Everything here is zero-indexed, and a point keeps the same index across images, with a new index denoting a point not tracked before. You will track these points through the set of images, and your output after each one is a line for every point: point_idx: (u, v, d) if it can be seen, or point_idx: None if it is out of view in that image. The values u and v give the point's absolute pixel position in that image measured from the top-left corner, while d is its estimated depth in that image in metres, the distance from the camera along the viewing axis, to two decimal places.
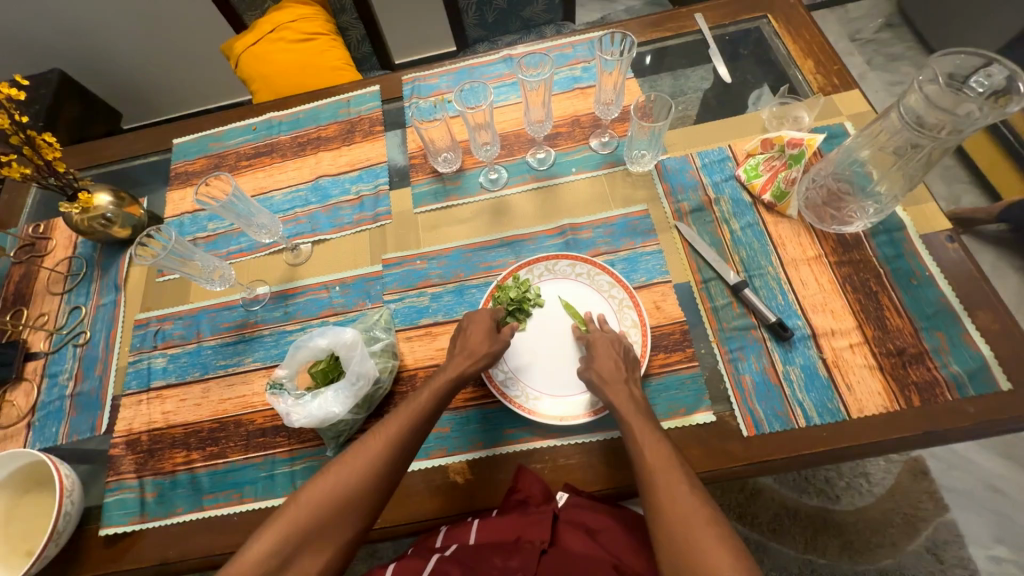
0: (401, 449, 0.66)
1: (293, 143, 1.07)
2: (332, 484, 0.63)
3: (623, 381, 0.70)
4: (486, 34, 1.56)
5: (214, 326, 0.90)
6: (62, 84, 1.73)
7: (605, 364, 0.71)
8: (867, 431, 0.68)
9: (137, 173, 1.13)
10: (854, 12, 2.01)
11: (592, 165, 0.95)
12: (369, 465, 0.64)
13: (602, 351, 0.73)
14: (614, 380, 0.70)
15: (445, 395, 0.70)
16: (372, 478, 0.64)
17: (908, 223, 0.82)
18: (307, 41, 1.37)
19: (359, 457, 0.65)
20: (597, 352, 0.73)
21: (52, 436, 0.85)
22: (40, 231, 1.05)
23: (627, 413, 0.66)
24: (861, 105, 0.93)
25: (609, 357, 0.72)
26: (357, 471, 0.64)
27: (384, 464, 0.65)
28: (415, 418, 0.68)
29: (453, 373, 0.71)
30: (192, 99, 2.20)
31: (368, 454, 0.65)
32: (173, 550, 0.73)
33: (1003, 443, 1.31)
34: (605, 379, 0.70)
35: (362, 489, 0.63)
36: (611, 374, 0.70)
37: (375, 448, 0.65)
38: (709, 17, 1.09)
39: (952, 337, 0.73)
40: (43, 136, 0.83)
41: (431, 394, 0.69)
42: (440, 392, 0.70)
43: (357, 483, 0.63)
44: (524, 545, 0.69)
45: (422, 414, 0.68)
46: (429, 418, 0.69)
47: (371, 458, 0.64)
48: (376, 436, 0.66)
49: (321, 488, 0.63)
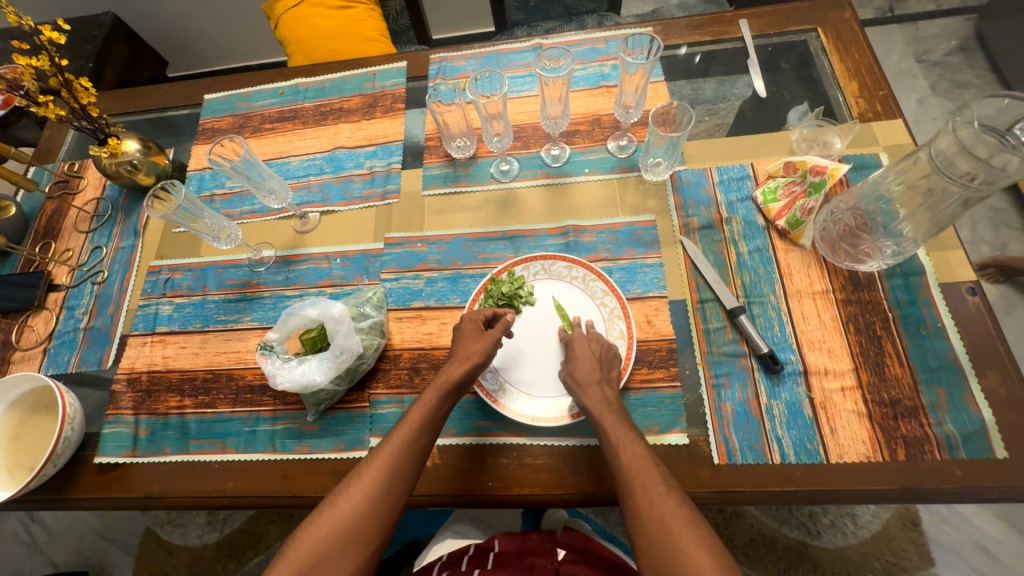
0: (403, 471, 0.65)
1: (315, 111, 1.08)
2: (336, 516, 0.63)
3: (600, 383, 0.70)
4: (526, 18, 1.52)
5: (220, 281, 0.94)
6: (115, 28, 1.79)
7: (585, 366, 0.71)
8: (843, 477, 0.66)
9: (167, 124, 1.17)
10: (925, 31, 1.88)
11: (606, 168, 0.93)
12: (372, 492, 0.64)
13: (583, 353, 0.73)
14: (591, 382, 0.69)
15: (442, 400, 0.70)
16: (376, 503, 0.63)
17: (928, 268, 0.77)
18: (346, 9, 1.37)
19: (361, 483, 0.65)
20: (578, 354, 0.73)
21: (64, 364, 0.91)
22: (75, 169, 1.11)
23: (603, 411, 0.67)
24: (900, 136, 0.87)
25: (588, 361, 0.72)
26: (361, 499, 0.63)
27: (387, 487, 0.64)
28: (418, 427, 0.68)
29: (448, 372, 0.71)
30: (234, 54, 2.25)
31: (370, 479, 0.64)
32: (158, 487, 0.78)
33: (1006, 508, 1.25)
34: (580, 380, 0.70)
35: (368, 517, 0.63)
36: (589, 374, 0.70)
37: (377, 472, 0.65)
38: (754, 24, 1.03)
39: (953, 395, 0.69)
40: (80, 81, 0.86)
41: (425, 406, 0.69)
42: (435, 403, 0.69)
43: (363, 511, 0.63)
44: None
45: (419, 429, 0.68)
46: (426, 433, 0.68)
47: (373, 483, 0.64)
48: (376, 459, 0.66)
49: (326, 524, 0.62)
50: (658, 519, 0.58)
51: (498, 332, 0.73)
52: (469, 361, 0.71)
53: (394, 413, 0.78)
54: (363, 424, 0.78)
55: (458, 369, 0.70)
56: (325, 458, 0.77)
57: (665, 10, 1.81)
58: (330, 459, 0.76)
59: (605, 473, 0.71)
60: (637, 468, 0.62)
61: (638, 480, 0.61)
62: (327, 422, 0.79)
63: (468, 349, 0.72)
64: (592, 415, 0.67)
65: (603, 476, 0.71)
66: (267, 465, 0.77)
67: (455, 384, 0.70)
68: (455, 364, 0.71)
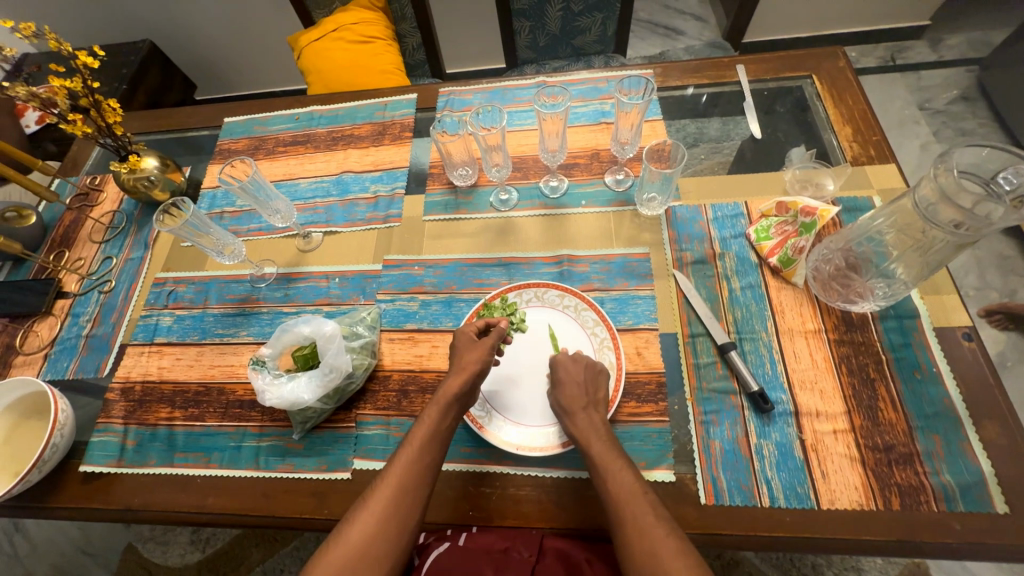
0: (413, 490, 0.63)
1: (327, 137, 1.13)
2: (345, 545, 0.59)
3: (590, 410, 0.69)
4: (535, 56, 1.59)
5: (221, 296, 0.96)
6: (150, 54, 1.91)
7: (574, 391, 0.71)
8: (837, 525, 0.63)
9: (187, 143, 1.23)
10: (926, 81, 1.93)
11: (602, 201, 0.95)
12: (383, 515, 0.61)
13: (573, 374, 0.72)
14: (580, 407, 0.69)
15: (447, 414, 0.68)
16: (387, 527, 0.61)
17: (922, 311, 0.77)
18: (364, 44, 1.44)
19: (369, 508, 0.62)
20: (567, 375, 0.72)
21: (62, 370, 0.92)
22: (96, 183, 1.16)
23: (589, 433, 0.67)
24: (893, 181, 0.88)
25: (577, 384, 0.71)
26: (370, 525, 0.61)
27: (398, 509, 0.62)
28: (424, 444, 0.66)
29: (449, 384, 0.69)
30: (259, 82, 2.37)
31: (379, 502, 0.62)
32: (138, 499, 0.78)
33: None
34: (568, 404, 0.70)
35: (380, 542, 0.60)
36: (579, 399, 0.70)
37: (385, 496, 0.62)
38: (751, 69, 1.07)
39: (950, 443, 0.67)
40: (108, 101, 0.91)
41: (429, 422, 0.67)
42: (437, 419, 0.67)
43: (374, 536, 0.60)
44: (513, 557, 0.65)
45: (425, 447, 0.66)
46: (432, 450, 0.66)
47: (383, 506, 0.62)
48: (383, 483, 0.63)
49: (335, 553, 0.59)
50: (644, 545, 0.56)
51: (493, 340, 0.73)
52: (468, 371, 0.70)
53: (379, 435, 0.78)
54: (347, 444, 0.78)
55: (456, 380, 0.69)
56: (308, 478, 0.76)
57: (672, 53, 1.89)
58: (312, 479, 0.76)
59: (590, 508, 0.69)
60: (631, 496, 0.60)
61: (629, 508, 0.59)
62: (312, 441, 0.79)
63: (465, 358, 0.71)
64: (579, 439, 0.67)
65: (589, 512, 0.69)
66: (249, 482, 0.77)
67: (455, 396, 0.68)
68: (454, 375, 0.70)
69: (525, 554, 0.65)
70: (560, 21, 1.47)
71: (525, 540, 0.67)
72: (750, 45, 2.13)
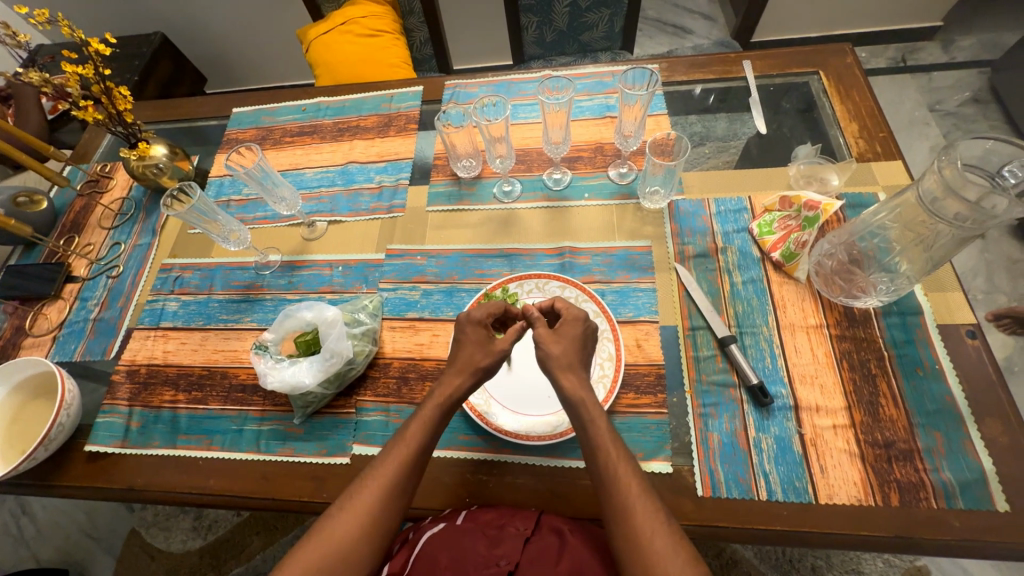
0: (399, 494, 0.63)
1: (333, 128, 1.14)
2: (332, 538, 0.60)
3: (574, 368, 0.67)
4: (542, 52, 1.60)
5: (226, 282, 0.98)
6: (162, 47, 1.95)
7: (572, 354, 0.68)
8: (833, 520, 0.63)
9: (195, 133, 1.24)
10: (938, 82, 1.92)
11: (605, 194, 0.95)
12: (371, 512, 0.61)
13: (566, 343, 0.68)
14: (566, 367, 0.67)
15: (437, 421, 0.67)
16: (370, 528, 0.61)
17: (926, 308, 0.76)
18: (372, 37, 1.45)
19: (352, 508, 0.62)
20: (557, 336, 0.68)
21: (70, 353, 0.94)
22: (106, 170, 1.18)
23: (591, 404, 0.64)
24: (899, 177, 0.88)
25: (569, 346, 0.68)
26: (354, 526, 0.61)
27: (381, 510, 0.62)
28: (413, 444, 0.65)
29: (448, 386, 0.69)
30: (268, 76, 2.40)
31: (363, 503, 0.62)
32: (141, 479, 0.79)
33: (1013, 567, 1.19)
34: (555, 370, 0.67)
35: (362, 544, 0.60)
36: (568, 355, 0.67)
37: (370, 496, 0.62)
38: (758, 65, 1.07)
39: (951, 441, 0.66)
40: (120, 89, 0.92)
41: (420, 425, 0.66)
42: (432, 422, 0.67)
43: (359, 535, 0.60)
44: (508, 532, 0.64)
45: (416, 450, 0.65)
46: (422, 451, 0.66)
47: (368, 506, 0.62)
48: (369, 483, 0.63)
49: (319, 548, 0.59)
50: (640, 533, 0.55)
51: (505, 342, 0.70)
52: (471, 370, 0.69)
53: (378, 422, 0.78)
54: (347, 430, 0.78)
55: (458, 380, 0.69)
56: (307, 462, 0.77)
57: (680, 52, 1.88)
58: (311, 463, 0.76)
59: (586, 498, 0.69)
60: (624, 484, 0.59)
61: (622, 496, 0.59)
62: (313, 426, 0.79)
63: (470, 361, 0.70)
64: (572, 401, 0.65)
65: (583, 500, 0.69)
66: (249, 465, 0.77)
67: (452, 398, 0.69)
68: (454, 375, 0.70)
69: (521, 528, 0.64)
70: (567, 17, 1.47)
71: (521, 516, 0.66)
72: (759, 45, 2.12)
